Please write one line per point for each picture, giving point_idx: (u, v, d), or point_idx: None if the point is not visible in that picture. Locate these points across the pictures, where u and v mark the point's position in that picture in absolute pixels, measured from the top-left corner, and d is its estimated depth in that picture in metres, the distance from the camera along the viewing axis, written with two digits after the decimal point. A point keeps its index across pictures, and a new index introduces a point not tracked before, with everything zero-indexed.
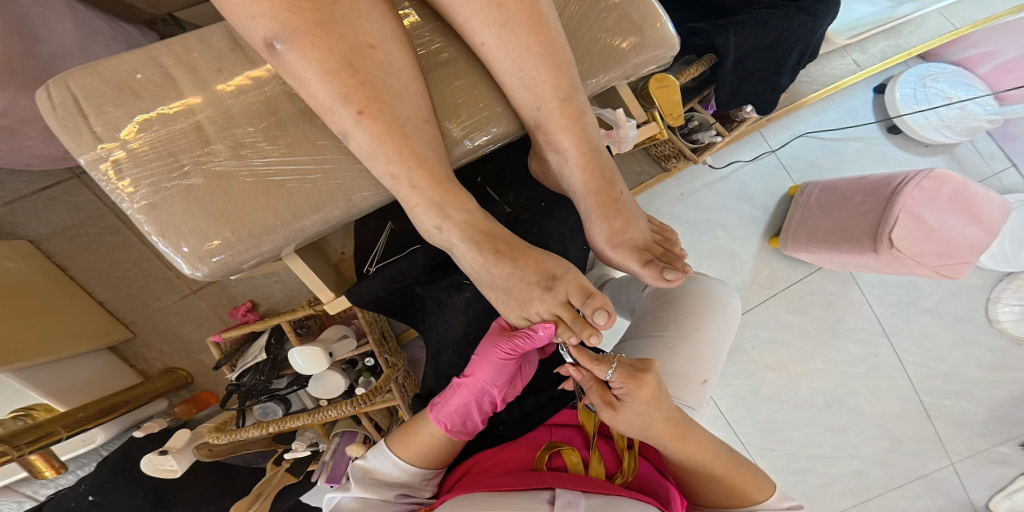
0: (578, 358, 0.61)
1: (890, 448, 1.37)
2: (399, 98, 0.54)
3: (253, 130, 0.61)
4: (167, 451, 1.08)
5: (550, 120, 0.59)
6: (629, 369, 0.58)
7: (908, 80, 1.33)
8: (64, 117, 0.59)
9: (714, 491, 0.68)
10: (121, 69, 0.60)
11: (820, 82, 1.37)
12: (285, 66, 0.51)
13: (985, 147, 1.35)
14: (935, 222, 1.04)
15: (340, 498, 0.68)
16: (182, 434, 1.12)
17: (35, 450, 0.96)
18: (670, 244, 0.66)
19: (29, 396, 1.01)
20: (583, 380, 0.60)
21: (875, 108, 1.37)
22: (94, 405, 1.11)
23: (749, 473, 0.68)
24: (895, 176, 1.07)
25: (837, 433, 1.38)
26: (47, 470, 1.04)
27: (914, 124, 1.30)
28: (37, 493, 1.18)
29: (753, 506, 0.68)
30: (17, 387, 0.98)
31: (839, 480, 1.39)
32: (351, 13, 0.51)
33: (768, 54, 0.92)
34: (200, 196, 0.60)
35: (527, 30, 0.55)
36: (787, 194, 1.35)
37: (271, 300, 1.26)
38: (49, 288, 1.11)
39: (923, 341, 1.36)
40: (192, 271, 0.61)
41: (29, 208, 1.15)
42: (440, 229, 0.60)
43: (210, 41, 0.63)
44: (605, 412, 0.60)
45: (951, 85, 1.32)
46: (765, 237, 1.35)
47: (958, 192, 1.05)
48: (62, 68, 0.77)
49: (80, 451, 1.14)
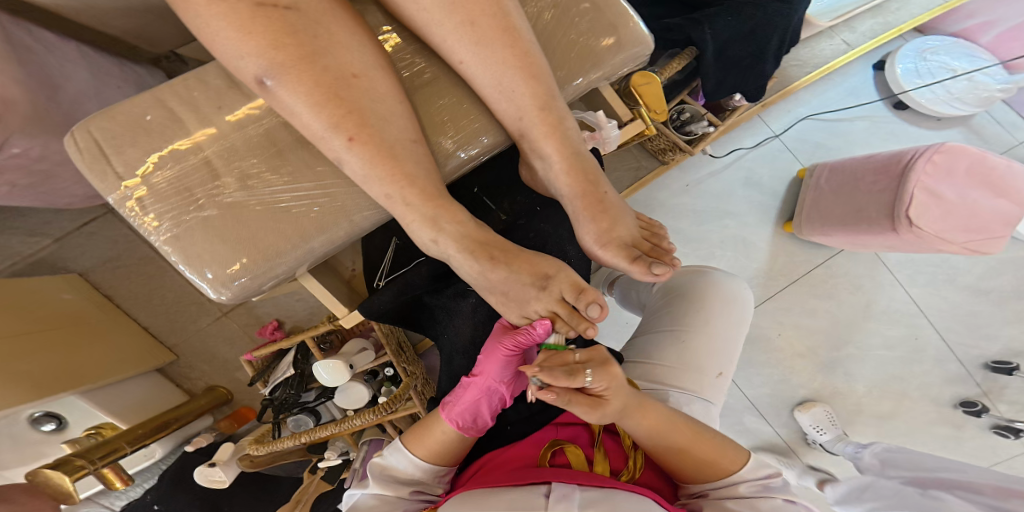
0: (546, 381, 0.58)
1: (953, 436, 1.31)
2: (386, 121, 0.57)
3: (256, 161, 0.66)
4: (216, 463, 1.17)
5: (532, 129, 0.61)
6: (602, 365, 0.60)
7: (907, 55, 1.30)
8: (90, 160, 0.64)
9: (704, 468, 0.67)
10: (133, 113, 0.65)
11: (811, 64, 1.34)
12: (275, 101, 0.54)
13: (1004, 116, 1.34)
14: (956, 198, 1.00)
15: (358, 495, 0.72)
16: (227, 447, 1.20)
17: (107, 463, 1.05)
18: (658, 239, 0.67)
19: (98, 416, 1.13)
20: (562, 397, 0.59)
21: (877, 86, 1.34)
22: (153, 421, 1.19)
23: (732, 452, 0.68)
24: (905, 152, 1.04)
25: (885, 421, 1.34)
26: (118, 482, 1.09)
27: (921, 98, 1.27)
28: (114, 504, 1.28)
29: (735, 478, 0.67)
30: (87, 407, 1.10)
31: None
32: (332, 44, 0.54)
33: (747, 43, 0.93)
34: (216, 226, 0.65)
35: (502, 45, 0.57)
36: (797, 178, 1.32)
37: (296, 317, 1.32)
38: (101, 317, 1.20)
39: (971, 321, 1.31)
40: (218, 295, 0.66)
41: (74, 244, 1.24)
42: (436, 241, 0.62)
43: (207, 79, 0.68)
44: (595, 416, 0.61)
45: (953, 57, 1.30)
46: (778, 223, 1.32)
47: (977, 165, 1.00)
48: (83, 112, 0.82)
49: (144, 465, 1.24)
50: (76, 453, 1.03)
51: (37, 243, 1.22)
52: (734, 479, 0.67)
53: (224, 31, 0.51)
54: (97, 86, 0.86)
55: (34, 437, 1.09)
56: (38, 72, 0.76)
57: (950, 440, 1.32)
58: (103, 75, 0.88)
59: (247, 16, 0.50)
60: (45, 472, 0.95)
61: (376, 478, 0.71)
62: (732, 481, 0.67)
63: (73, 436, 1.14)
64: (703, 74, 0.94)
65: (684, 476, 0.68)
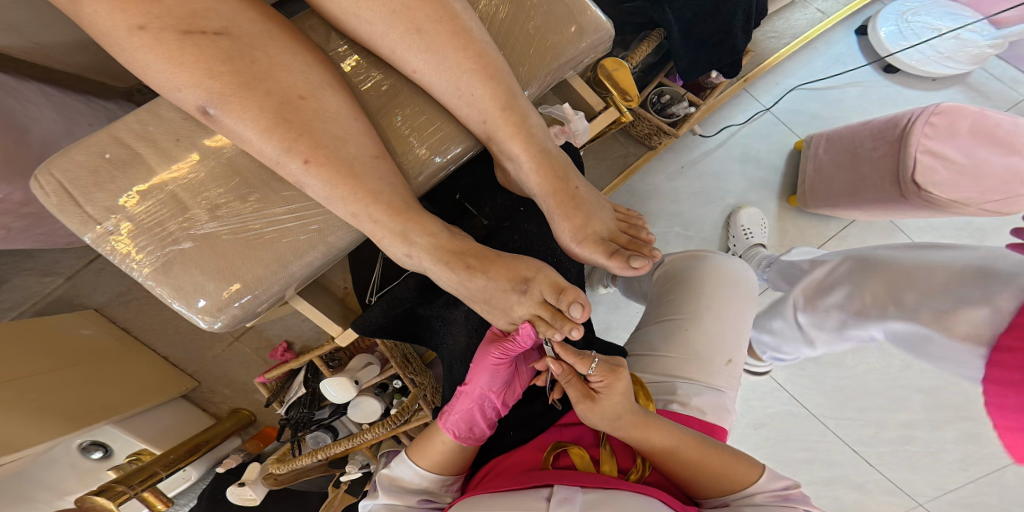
0: (559, 353, 0.62)
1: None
2: (341, 141, 0.56)
3: (223, 192, 0.65)
4: (245, 482, 1.17)
5: (496, 130, 0.59)
6: (609, 364, 0.61)
7: (888, 18, 1.29)
8: (58, 203, 0.63)
9: (713, 481, 0.63)
10: (90, 152, 0.64)
11: (788, 34, 1.33)
12: (223, 129, 0.53)
13: (1002, 72, 1.31)
14: (969, 159, 0.91)
15: (370, 505, 0.70)
16: (253, 466, 1.20)
17: (146, 487, 1.06)
18: (636, 230, 0.64)
19: (134, 444, 1.14)
20: (562, 373, 0.62)
21: (863, 51, 1.32)
22: (185, 445, 1.20)
23: (740, 459, 0.64)
24: (901, 115, 0.98)
25: (930, 395, 1.23)
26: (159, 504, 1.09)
27: (909, 60, 1.25)
28: None
29: (752, 489, 0.64)
30: (123, 436, 1.11)
31: (952, 447, 1.22)
32: (273, 68, 0.53)
33: (712, 20, 0.98)
34: (194, 257, 0.64)
35: (452, 48, 0.55)
36: (794, 149, 1.28)
37: (304, 337, 1.33)
38: (121, 349, 1.23)
39: None
40: (212, 323, 0.66)
41: (85, 281, 1.27)
42: (409, 255, 0.61)
43: (161, 113, 0.67)
44: (583, 405, 0.60)
45: (936, 16, 1.26)
46: (782, 197, 1.27)
47: (980, 122, 0.91)
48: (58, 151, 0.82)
49: (182, 487, 1.26)
50: (115, 480, 1.04)
51: (51, 282, 1.25)
52: (751, 490, 0.63)
53: (154, 64, 0.50)
54: (68, 124, 0.83)
55: (89, 464, 1.12)
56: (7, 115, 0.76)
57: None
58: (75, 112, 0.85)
59: (175, 46, 0.49)
60: (91, 497, 0.97)
61: (384, 489, 0.69)
62: (747, 492, 0.63)
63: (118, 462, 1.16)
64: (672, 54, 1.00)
65: (690, 486, 0.64)
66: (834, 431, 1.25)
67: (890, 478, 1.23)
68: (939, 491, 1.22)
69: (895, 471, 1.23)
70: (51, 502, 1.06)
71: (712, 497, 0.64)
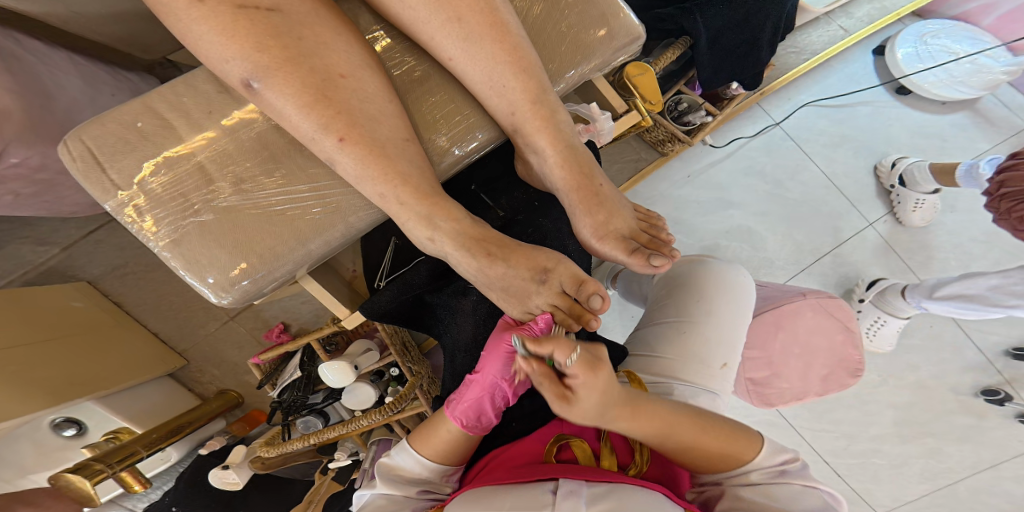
0: (535, 350, 0.53)
1: (974, 425, 1.25)
2: (376, 121, 0.57)
3: (249, 166, 0.66)
4: (229, 466, 1.15)
5: (525, 123, 0.61)
6: (587, 357, 0.53)
7: (907, 39, 1.33)
8: (84, 168, 0.64)
9: (712, 463, 0.65)
10: (122, 120, 0.65)
11: (808, 51, 1.37)
12: (264, 102, 0.54)
13: (1010, 98, 1.34)
14: (781, 356, 1.02)
15: (367, 495, 0.70)
16: (239, 448, 1.18)
17: (124, 467, 1.06)
18: (656, 230, 0.66)
19: (114, 421, 1.13)
20: (535, 373, 0.53)
21: (879, 71, 1.36)
22: (165, 426, 1.19)
23: (738, 438, 0.65)
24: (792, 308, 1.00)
25: (901, 410, 1.27)
26: (136, 484, 1.12)
27: (923, 82, 1.28)
28: (138, 506, 1.30)
29: (750, 468, 0.65)
30: (104, 413, 1.10)
31: (914, 461, 1.26)
32: (318, 45, 0.54)
33: (742, 31, 1.03)
34: (213, 231, 0.65)
35: (490, 40, 0.57)
36: (814, 226, 1.29)
37: (302, 319, 1.32)
38: (111, 324, 1.21)
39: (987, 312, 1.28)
40: (220, 299, 0.66)
41: (83, 252, 1.26)
42: (432, 240, 0.62)
43: (196, 84, 0.67)
44: (559, 406, 0.54)
45: (954, 40, 1.33)
46: (805, 241, 1.28)
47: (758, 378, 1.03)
48: (78, 120, 0.82)
49: (160, 468, 1.26)
50: (93, 458, 1.03)
51: (46, 251, 1.24)
52: (748, 469, 0.65)
53: (206, 35, 0.51)
54: (91, 93, 0.84)
55: (56, 442, 1.09)
56: (29, 80, 0.75)
57: (972, 429, 1.25)
58: (96, 83, 0.86)
59: (229, 19, 0.51)
60: (67, 476, 0.93)
61: (384, 478, 0.69)
62: (745, 471, 0.65)
63: (92, 441, 1.14)
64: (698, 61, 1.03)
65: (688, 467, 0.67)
66: (810, 442, 1.29)
67: (853, 488, 1.28)
68: (897, 502, 1.27)
69: (859, 482, 1.28)
70: (13, 480, 1.05)
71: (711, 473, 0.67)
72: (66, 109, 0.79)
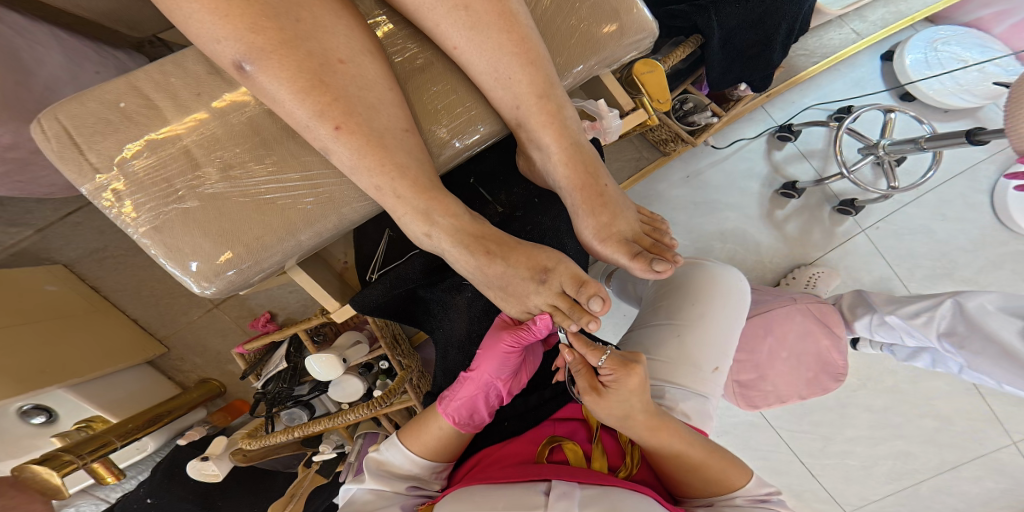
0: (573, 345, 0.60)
1: (940, 427, 1.25)
2: (374, 110, 0.55)
3: (240, 151, 0.63)
4: (207, 457, 1.10)
5: (529, 117, 0.59)
6: (621, 357, 0.57)
7: (917, 45, 1.32)
8: (59, 149, 0.60)
9: (696, 479, 0.64)
10: (103, 99, 0.61)
11: (818, 53, 1.38)
12: (256, 86, 0.51)
13: None
14: (768, 359, 1.00)
15: (354, 491, 0.67)
16: (220, 440, 1.13)
17: (96, 458, 1.02)
18: (659, 234, 0.65)
19: (86, 409, 1.09)
20: (574, 362, 0.59)
21: (886, 76, 1.37)
22: (142, 416, 1.16)
23: (722, 457, 0.65)
24: (785, 311, 1.00)
25: (877, 414, 1.27)
26: (108, 476, 1.09)
27: (928, 90, 1.29)
28: (110, 495, 1.26)
29: (730, 489, 0.65)
30: (74, 401, 1.07)
31: (883, 462, 1.28)
32: (317, 28, 0.52)
33: (755, 30, 1.02)
34: (197, 218, 0.62)
35: (497, 30, 0.55)
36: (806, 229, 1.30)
37: (289, 309, 1.29)
38: (88, 310, 1.17)
39: None
40: (202, 289, 0.63)
41: (59, 235, 1.20)
42: (429, 235, 0.60)
43: (185, 64, 0.64)
44: (590, 397, 0.59)
45: (964, 47, 1.31)
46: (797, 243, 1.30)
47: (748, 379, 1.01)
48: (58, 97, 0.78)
49: (135, 459, 1.22)
50: (64, 448, 1.00)
51: (18, 233, 1.19)
52: (728, 490, 0.65)
53: (197, 13, 0.48)
54: (73, 69, 0.80)
55: (26, 430, 1.05)
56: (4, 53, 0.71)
57: (938, 431, 1.26)
58: (80, 61, 0.82)
59: None
60: (32, 466, 0.87)
61: (372, 474, 0.67)
62: (724, 492, 0.65)
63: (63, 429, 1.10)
64: (709, 61, 1.03)
65: (677, 483, 0.66)
66: (789, 443, 1.30)
67: (826, 488, 1.31)
68: (862, 501, 1.31)
69: (831, 481, 1.30)
70: None
71: (699, 496, 0.66)
72: (42, 85, 0.75)
